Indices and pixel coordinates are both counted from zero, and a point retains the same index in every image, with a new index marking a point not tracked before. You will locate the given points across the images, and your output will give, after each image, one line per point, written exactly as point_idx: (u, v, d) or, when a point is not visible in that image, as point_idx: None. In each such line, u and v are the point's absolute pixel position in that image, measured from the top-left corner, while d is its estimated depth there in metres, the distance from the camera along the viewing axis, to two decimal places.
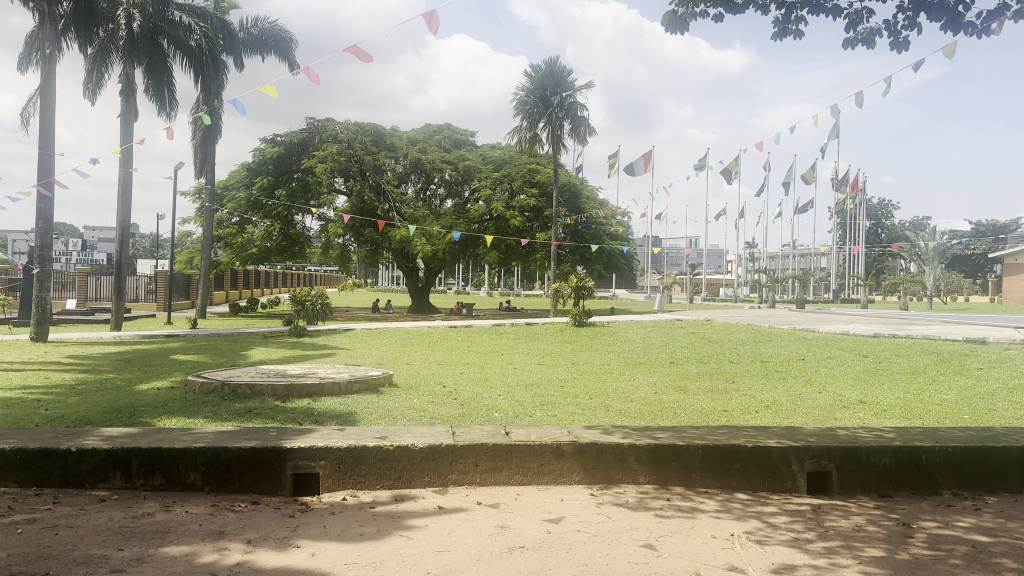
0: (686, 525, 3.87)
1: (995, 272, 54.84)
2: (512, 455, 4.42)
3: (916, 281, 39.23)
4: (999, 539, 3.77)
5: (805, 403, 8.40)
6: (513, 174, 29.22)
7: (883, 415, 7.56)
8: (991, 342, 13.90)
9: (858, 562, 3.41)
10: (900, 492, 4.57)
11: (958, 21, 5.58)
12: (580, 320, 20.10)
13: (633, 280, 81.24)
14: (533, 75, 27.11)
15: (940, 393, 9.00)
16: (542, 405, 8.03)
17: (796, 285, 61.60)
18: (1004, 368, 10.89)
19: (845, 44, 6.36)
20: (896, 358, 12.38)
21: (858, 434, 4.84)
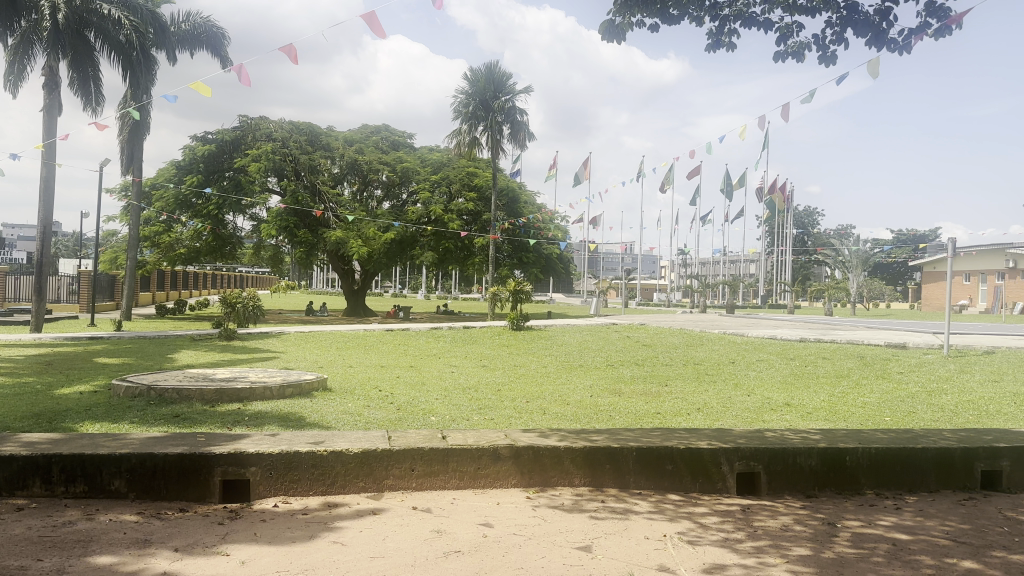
0: (620, 526, 3.93)
1: (914, 280, 57.42)
2: (448, 459, 4.41)
3: (840, 288, 40.76)
4: (919, 537, 3.96)
5: (735, 406, 8.61)
6: (451, 176, 29.21)
7: (809, 417, 7.85)
8: (910, 347, 14.55)
9: (786, 561, 3.52)
10: (825, 492, 4.73)
11: (882, 37, 5.83)
12: (517, 323, 20.19)
13: (569, 284, 81.95)
14: (473, 79, 27.05)
15: (863, 396, 9.39)
16: (480, 408, 8.04)
17: (727, 289, 63.20)
18: (923, 372, 11.43)
19: (776, 57, 6.58)
20: (821, 362, 12.86)
21: (785, 435, 5.01)
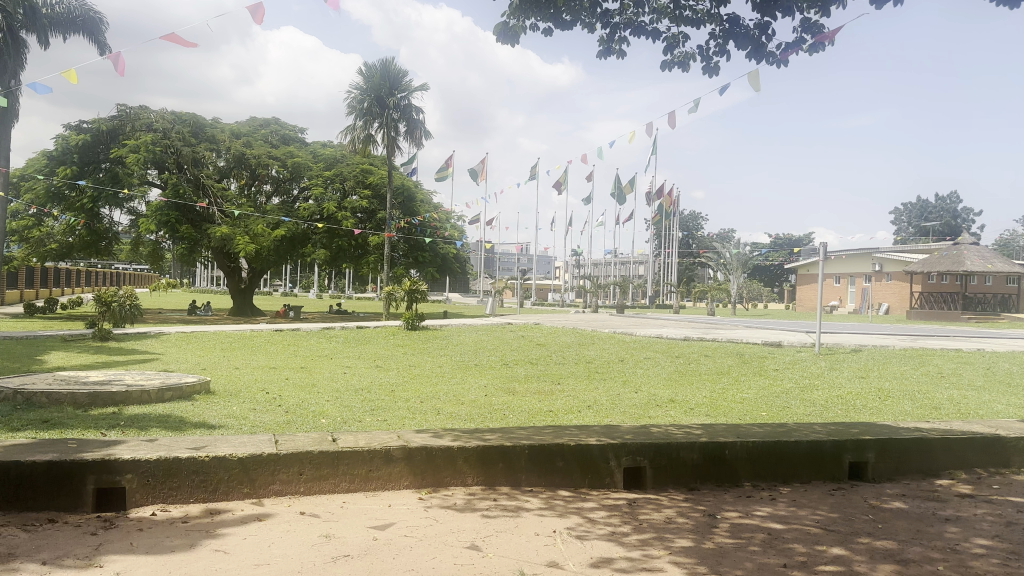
0: (511, 524, 3.97)
1: (789, 282, 60.94)
2: (338, 462, 4.32)
3: (722, 290, 42.70)
4: (790, 526, 4.21)
5: (623, 403, 8.87)
6: (345, 173, 28.65)
7: (692, 413, 8.19)
8: (785, 346, 15.40)
9: (669, 552, 3.66)
10: (707, 485, 4.95)
11: (762, 51, 6.15)
12: (412, 323, 20.03)
13: (464, 283, 82.03)
14: (367, 75, 26.61)
15: (742, 392, 9.88)
16: (372, 409, 7.92)
17: (618, 290, 64.95)
18: (796, 368, 12.15)
19: (663, 66, 6.82)
20: (704, 359, 13.46)
21: (670, 431, 5.20)
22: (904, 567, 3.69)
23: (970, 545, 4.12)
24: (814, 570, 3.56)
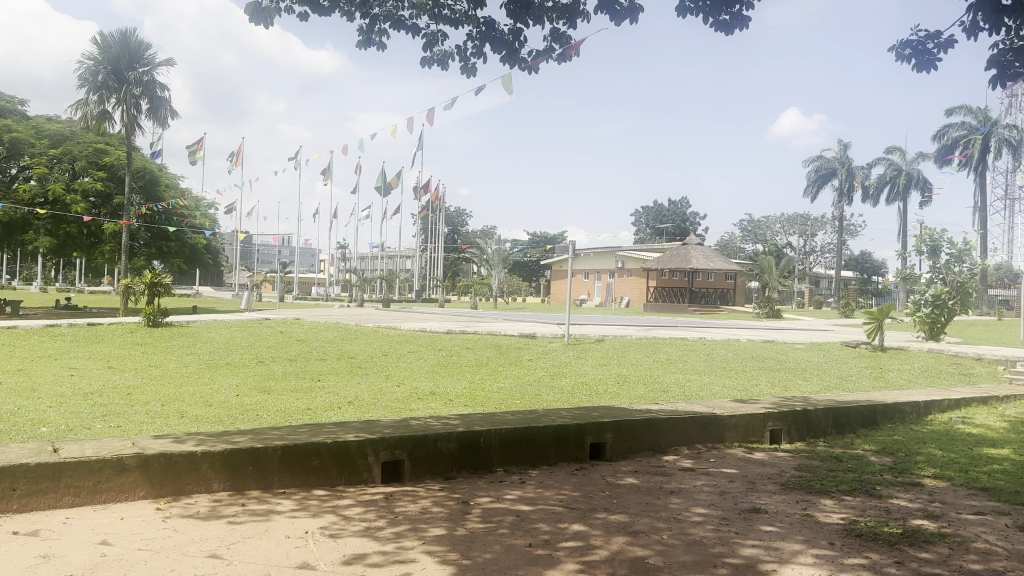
0: (261, 528, 3.78)
1: (545, 277, 64.61)
2: (59, 475, 3.83)
3: (483, 284, 44.18)
4: (536, 507, 4.47)
5: (384, 397, 8.86)
6: (74, 152, 25.46)
7: (451, 404, 8.40)
8: (538, 337, 16.32)
9: (423, 542, 3.72)
10: (462, 473, 5.10)
11: (515, 56, 6.43)
12: (155, 319, 18.33)
13: (218, 276, 76.80)
14: (102, 43, 23.85)
15: (499, 382, 10.33)
16: (104, 415, 7.13)
17: (383, 284, 64.60)
18: (548, 358, 12.95)
19: (423, 62, 6.88)
20: (464, 352, 13.85)
21: (428, 423, 5.28)
22: (633, 538, 4.12)
23: (687, 513, 4.69)
24: (556, 548, 3.85)
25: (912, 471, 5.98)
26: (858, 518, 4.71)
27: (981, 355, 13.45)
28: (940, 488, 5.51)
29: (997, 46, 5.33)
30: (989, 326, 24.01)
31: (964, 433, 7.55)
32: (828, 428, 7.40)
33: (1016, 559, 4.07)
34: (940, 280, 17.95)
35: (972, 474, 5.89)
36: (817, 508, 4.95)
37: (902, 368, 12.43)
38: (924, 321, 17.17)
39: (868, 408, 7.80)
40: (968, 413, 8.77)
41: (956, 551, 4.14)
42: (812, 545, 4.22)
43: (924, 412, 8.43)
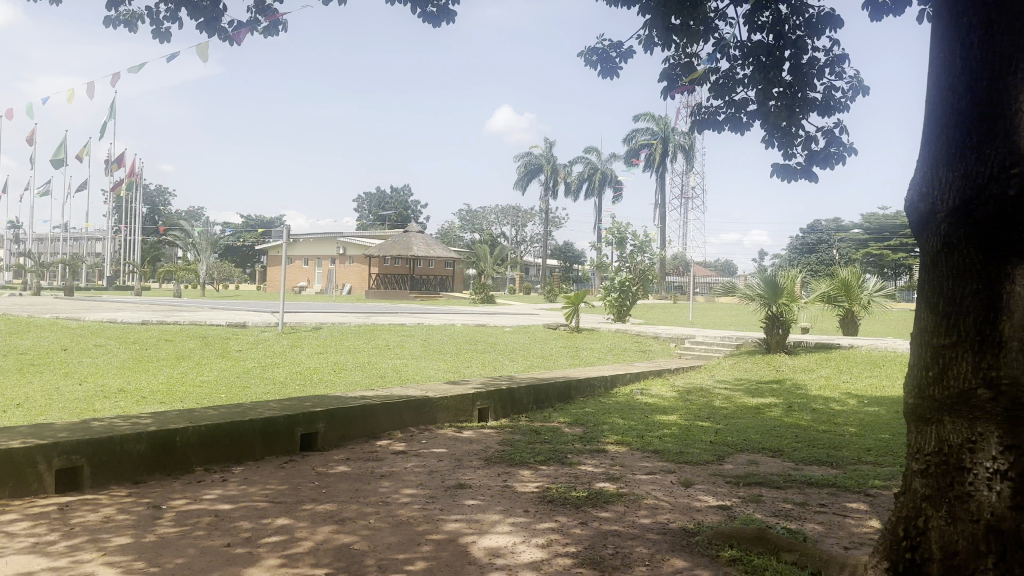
0: None
1: (260, 263, 61.34)
2: None
3: (190, 270, 40.74)
4: (239, 505, 4.25)
5: (60, 397, 7.78)
6: None
7: (145, 401, 7.64)
8: (250, 326, 15.48)
9: (102, 554, 3.35)
10: (155, 476, 4.67)
11: (215, 25, 5.99)
12: None
13: None
14: None
15: (202, 375, 9.62)
16: None
17: (66, 270, 56.66)
18: (259, 348, 12.34)
19: (106, 22, 6.13)
20: (163, 344, 12.68)
21: (114, 423, 4.75)
22: (341, 526, 4.09)
23: (396, 496, 4.78)
24: (257, 545, 3.69)
25: (598, 439, 6.69)
26: (552, 486, 5.15)
27: (656, 334, 15.45)
28: (620, 452, 6.23)
29: (667, 60, 6.08)
30: (664, 308, 27.67)
31: (641, 402, 8.62)
32: (530, 404, 7.99)
33: (675, 508, 4.74)
34: (626, 268, 20.24)
35: (646, 438, 6.74)
36: (517, 480, 5.33)
37: (594, 347, 13.83)
38: (613, 304, 19.26)
39: (564, 384, 8.56)
40: (645, 385, 10.03)
41: (629, 507, 4.72)
42: (510, 515, 4.53)
43: (611, 385, 9.47)
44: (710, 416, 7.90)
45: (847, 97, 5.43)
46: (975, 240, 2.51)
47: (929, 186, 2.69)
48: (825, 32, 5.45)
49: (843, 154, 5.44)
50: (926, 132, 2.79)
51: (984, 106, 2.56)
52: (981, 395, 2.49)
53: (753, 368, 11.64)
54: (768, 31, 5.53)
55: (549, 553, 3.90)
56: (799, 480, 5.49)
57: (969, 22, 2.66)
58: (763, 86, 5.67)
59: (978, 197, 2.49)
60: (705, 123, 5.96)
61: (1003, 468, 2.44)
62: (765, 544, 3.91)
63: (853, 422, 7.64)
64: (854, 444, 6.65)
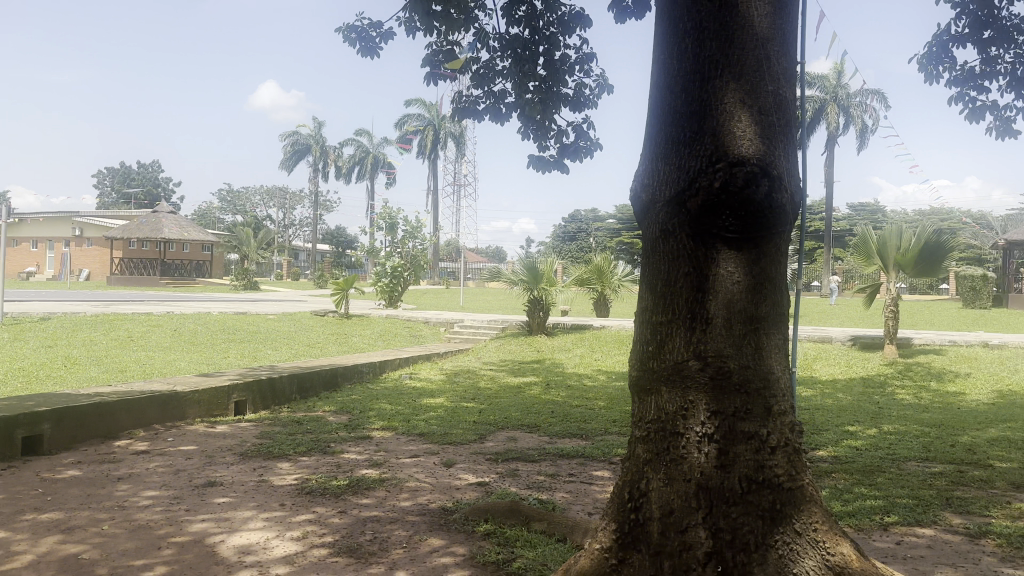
0: None
1: None
2: None
3: None
4: None
5: None
6: None
7: None
8: None
9: None
10: None
11: None
12: None
13: None
14: None
15: None
16: None
17: None
18: None
19: None
20: None
21: None
22: (68, 535, 3.68)
23: (136, 498, 4.39)
24: None
25: (363, 426, 6.62)
26: (311, 476, 5.00)
27: (426, 319, 15.63)
28: (384, 438, 6.21)
29: (429, 46, 6.12)
30: (436, 294, 28.05)
31: (409, 387, 8.67)
32: (293, 394, 7.72)
33: (435, 489, 4.82)
34: (397, 253, 20.23)
35: (411, 422, 6.79)
36: (274, 473, 5.11)
37: (363, 333, 13.69)
38: (384, 289, 19.16)
39: (330, 372, 8.37)
40: (414, 369, 10.12)
41: (390, 492, 4.71)
42: (264, 510, 4.32)
43: (378, 370, 9.42)
44: (475, 397, 8.15)
45: (595, 94, 5.82)
46: (686, 224, 2.67)
47: (650, 175, 2.83)
48: (576, 30, 5.77)
49: (591, 148, 5.82)
50: (648, 127, 2.94)
51: (695, 104, 2.74)
52: (693, 366, 2.65)
53: (517, 350, 12.20)
54: (524, 26, 5.76)
55: (304, 545, 3.78)
56: (553, 453, 5.83)
57: (684, 24, 2.83)
58: (519, 79, 5.91)
59: (688, 187, 2.65)
60: (465, 111, 6.09)
61: (709, 432, 2.61)
62: (517, 516, 4.09)
63: (603, 397, 8.28)
64: (604, 417, 7.21)
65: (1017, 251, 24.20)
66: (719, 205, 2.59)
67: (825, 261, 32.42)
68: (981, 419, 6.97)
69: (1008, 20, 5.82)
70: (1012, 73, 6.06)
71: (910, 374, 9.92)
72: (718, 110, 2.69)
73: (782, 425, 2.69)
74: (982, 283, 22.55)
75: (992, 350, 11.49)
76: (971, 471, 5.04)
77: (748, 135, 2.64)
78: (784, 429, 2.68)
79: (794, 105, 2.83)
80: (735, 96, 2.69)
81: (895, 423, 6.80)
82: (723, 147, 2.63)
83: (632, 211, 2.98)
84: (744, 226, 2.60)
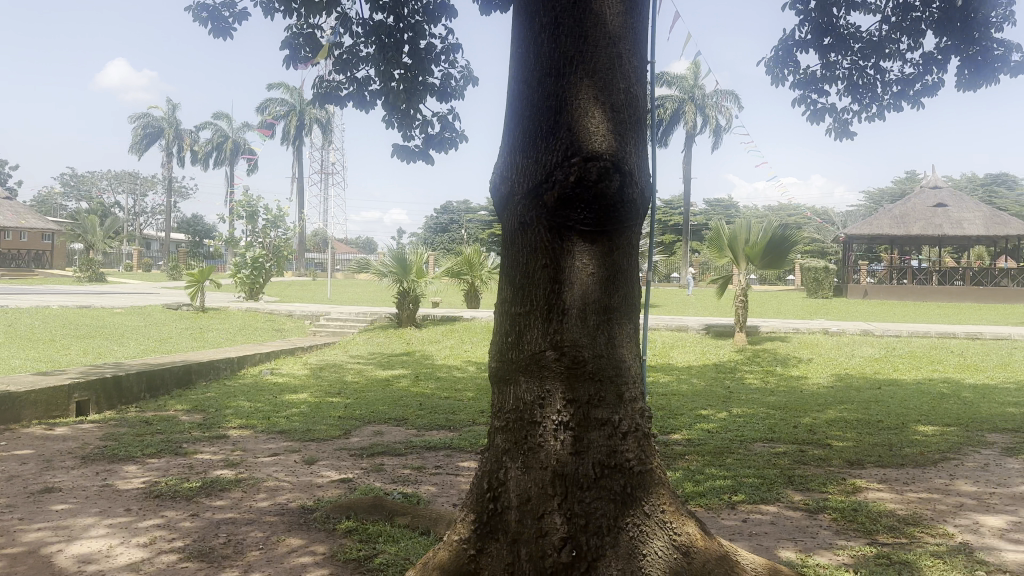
0: None
1: None
2: None
3: None
4: None
5: None
6: None
7: None
8: None
9: None
10: None
11: None
12: None
13: None
14: None
15: None
16: None
17: None
18: None
19: None
20: None
21: None
22: None
23: None
24: None
25: (219, 425, 6.32)
26: (161, 479, 4.71)
27: (290, 311, 15.13)
28: (242, 437, 5.95)
29: (288, 28, 5.89)
30: (300, 286, 27.20)
31: (269, 383, 8.35)
32: (142, 393, 7.25)
33: (295, 488, 4.66)
34: (259, 243, 19.46)
35: (272, 419, 6.55)
36: (120, 476, 4.77)
37: (221, 328, 13.09)
38: (244, 281, 18.35)
39: (182, 369, 7.92)
40: (276, 364, 9.78)
41: (248, 493, 4.51)
42: (107, 516, 4.02)
43: (237, 367, 9.03)
44: (340, 391, 7.98)
45: (461, 86, 5.80)
46: (543, 217, 2.70)
47: (508, 168, 2.85)
48: (441, 20, 5.73)
49: (456, 139, 5.81)
50: (507, 121, 2.95)
51: (551, 98, 2.77)
52: (549, 357, 2.69)
53: (385, 342, 12.04)
54: (389, 13, 5.65)
55: (151, 551, 3.54)
56: (420, 446, 5.80)
57: (540, 19, 2.87)
58: (383, 67, 5.79)
59: (544, 181, 2.68)
60: (327, 97, 5.92)
61: (566, 420, 2.65)
62: (380, 512, 4.02)
63: (471, 388, 8.33)
64: (471, 408, 7.25)
65: (851, 244, 26.40)
66: (574, 199, 2.64)
67: (684, 253, 34.07)
68: (820, 401, 7.55)
69: (845, 29, 6.30)
70: (848, 78, 6.56)
71: (758, 360, 10.60)
72: (572, 106, 2.73)
73: (633, 411, 2.77)
74: (821, 274, 24.44)
75: (829, 336, 12.49)
76: (810, 450, 5.44)
77: (602, 131, 2.70)
78: (634, 415, 2.77)
79: (644, 103, 2.92)
80: (589, 92, 2.75)
81: (743, 407, 7.25)
82: (577, 143, 2.68)
83: (491, 204, 2.98)
84: (598, 219, 2.66)
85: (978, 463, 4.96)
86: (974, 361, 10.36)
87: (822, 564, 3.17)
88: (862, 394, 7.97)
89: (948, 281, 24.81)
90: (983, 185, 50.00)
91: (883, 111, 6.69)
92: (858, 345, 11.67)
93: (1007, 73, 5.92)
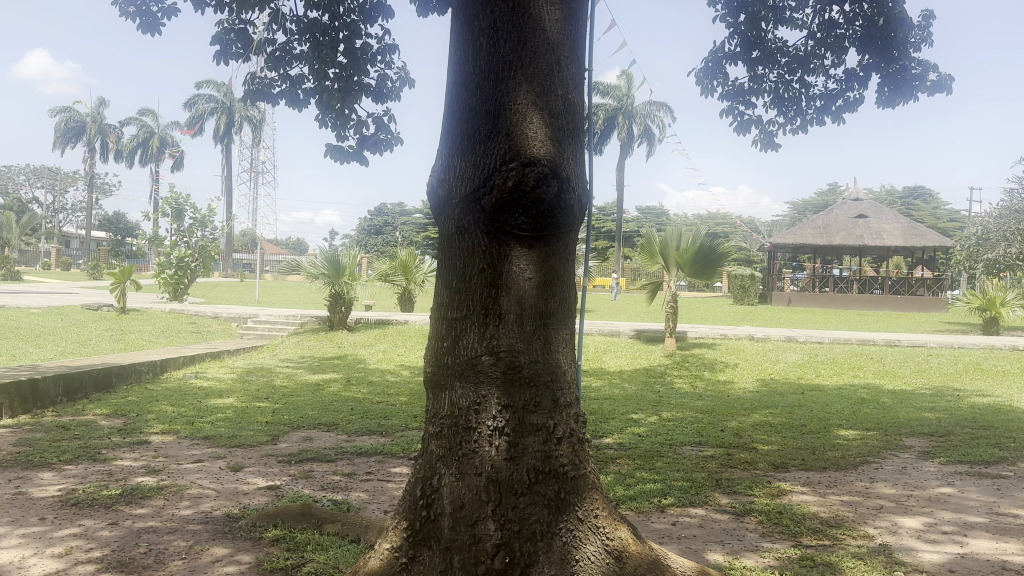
0: None
1: None
2: None
3: None
4: None
5: None
6: None
7: None
8: None
9: None
10: None
11: None
12: None
13: None
14: None
15: None
16: None
17: None
18: None
19: None
20: None
21: None
22: None
23: None
24: None
25: (140, 430, 6.08)
26: (78, 486, 4.48)
27: (216, 314, 14.68)
28: (164, 443, 5.73)
29: (219, 23, 5.71)
30: (227, 286, 26.46)
31: (194, 387, 8.08)
32: (58, 397, 6.90)
33: (220, 495, 4.52)
34: (184, 243, 18.84)
35: (196, 424, 6.33)
36: (34, 484, 4.53)
37: (145, 330, 12.61)
38: (168, 282, 17.70)
39: (102, 370, 7.59)
40: (201, 368, 9.45)
41: (170, 500, 4.34)
42: (20, 525, 3.81)
43: (160, 369, 8.72)
44: (267, 396, 7.79)
45: (397, 87, 5.74)
46: (481, 221, 2.68)
47: (447, 170, 2.82)
48: (377, 20, 5.66)
49: (391, 141, 5.74)
50: (444, 123, 2.93)
51: (489, 102, 2.77)
52: (485, 362, 2.68)
53: (317, 345, 11.81)
54: (324, 10, 5.55)
55: (68, 561, 3.37)
56: (351, 452, 5.70)
57: (480, 21, 2.86)
58: (317, 65, 5.67)
59: (484, 185, 2.68)
60: (258, 94, 5.76)
61: (501, 426, 2.64)
62: (308, 519, 3.93)
63: (404, 392, 8.23)
64: (404, 413, 7.16)
65: (777, 253, 27.26)
66: (512, 204, 2.64)
67: (615, 259, 34.58)
68: (746, 405, 7.77)
69: (773, 43, 6.50)
70: (774, 91, 6.79)
71: (688, 365, 10.83)
72: (511, 110, 2.73)
73: (569, 416, 2.78)
74: (747, 282, 25.19)
75: (755, 342, 12.89)
76: (736, 453, 5.58)
77: (540, 137, 2.70)
78: (569, 421, 2.78)
79: (582, 110, 2.94)
80: (527, 98, 2.75)
81: (673, 411, 7.39)
82: (517, 147, 2.68)
83: (428, 207, 2.94)
84: (534, 224, 2.66)
85: (896, 467, 5.18)
86: (890, 366, 10.84)
87: (748, 567, 3.24)
88: (786, 400, 8.23)
89: (867, 289, 25.91)
90: (899, 198, 52.47)
91: (806, 124, 6.94)
92: (781, 351, 12.07)
93: (923, 91, 6.22)
